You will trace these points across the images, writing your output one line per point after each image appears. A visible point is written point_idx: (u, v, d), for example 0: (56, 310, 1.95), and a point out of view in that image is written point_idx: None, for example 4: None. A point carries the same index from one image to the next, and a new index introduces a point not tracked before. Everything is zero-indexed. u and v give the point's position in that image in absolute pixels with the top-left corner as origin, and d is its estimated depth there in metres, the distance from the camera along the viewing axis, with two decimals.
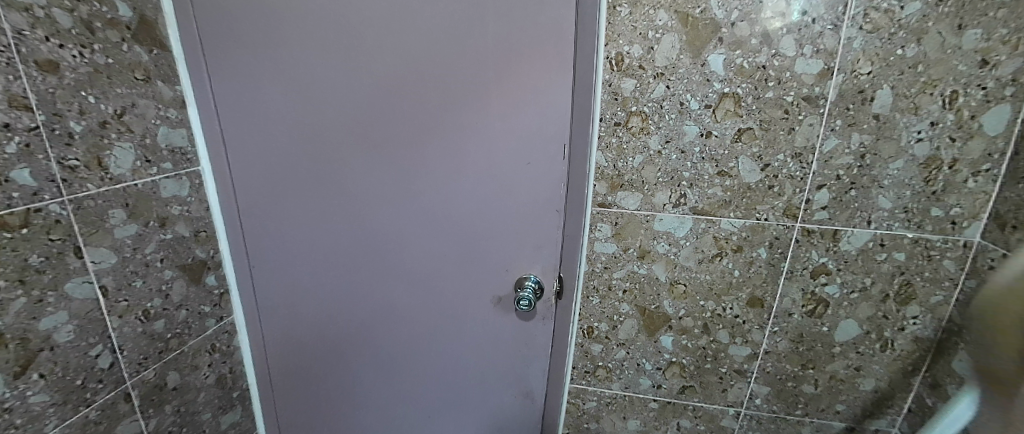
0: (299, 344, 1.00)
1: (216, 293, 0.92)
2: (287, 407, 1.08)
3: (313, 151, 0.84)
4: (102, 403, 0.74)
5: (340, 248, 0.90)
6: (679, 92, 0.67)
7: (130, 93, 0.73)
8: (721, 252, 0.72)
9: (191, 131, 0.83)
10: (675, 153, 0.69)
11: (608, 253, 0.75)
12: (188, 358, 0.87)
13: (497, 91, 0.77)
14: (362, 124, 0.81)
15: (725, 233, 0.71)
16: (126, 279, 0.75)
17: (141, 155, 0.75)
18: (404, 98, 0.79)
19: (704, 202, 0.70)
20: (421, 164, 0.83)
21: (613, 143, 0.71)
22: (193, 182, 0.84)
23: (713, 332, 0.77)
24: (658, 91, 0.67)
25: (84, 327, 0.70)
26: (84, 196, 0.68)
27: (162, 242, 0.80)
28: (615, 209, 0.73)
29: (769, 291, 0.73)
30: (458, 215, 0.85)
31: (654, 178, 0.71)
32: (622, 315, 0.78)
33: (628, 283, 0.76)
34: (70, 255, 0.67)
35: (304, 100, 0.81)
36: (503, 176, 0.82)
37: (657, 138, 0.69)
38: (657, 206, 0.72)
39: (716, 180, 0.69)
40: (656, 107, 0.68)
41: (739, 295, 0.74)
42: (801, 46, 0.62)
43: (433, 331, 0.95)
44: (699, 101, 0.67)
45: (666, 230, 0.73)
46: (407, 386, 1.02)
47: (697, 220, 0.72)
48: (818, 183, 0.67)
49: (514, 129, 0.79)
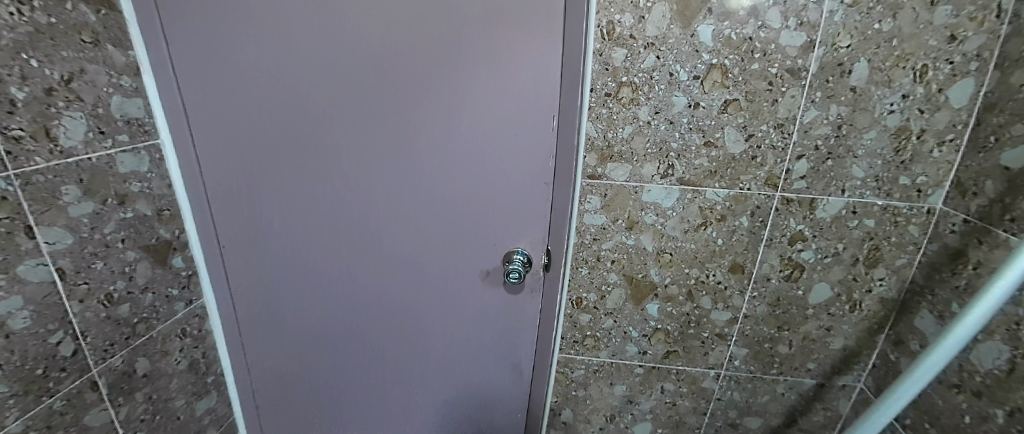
0: (276, 323, 0.97)
1: (184, 275, 0.88)
2: (266, 387, 1.05)
3: (287, 123, 0.80)
4: (66, 393, 0.68)
5: (318, 224, 0.87)
6: (669, 62, 0.67)
7: (78, 57, 0.65)
8: (705, 221, 0.74)
9: (149, 100, 0.77)
10: (664, 123, 0.70)
11: (597, 224, 0.76)
12: (157, 344, 0.84)
13: (483, 61, 0.75)
14: (339, 93, 0.77)
15: (710, 203, 0.73)
16: (85, 261, 0.69)
17: (94, 126, 0.68)
18: (384, 69, 0.76)
19: (690, 172, 0.72)
20: (404, 137, 0.80)
21: (604, 114, 0.70)
22: (154, 157, 0.79)
23: (696, 298, 0.79)
24: (648, 61, 0.67)
25: (41, 313, 0.64)
26: (32, 170, 0.61)
27: (123, 222, 0.74)
28: (605, 180, 0.73)
29: (750, 258, 0.76)
30: (443, 190, 0.83)
31: (642, 150, 0.71)
32: (611, 285, 0.79)
33: (617, 254, 0.77)
34: (20, 235, 0.60)
35: (276, 68, 0.76)
36: (489, 150, 0.80)
37: (646, 109, 0.69)
38: (645, 177, 0.73)
39: (702, 151, 0.71)
40: (645, 78, 0.68)
41: (722, 262, 0.76)
42: (786, 18, 0.63)
43: (416, 307, 0.94)
44: (688, 71, 0.67)
45: (654, 201, 0.74)
46: (389, 362, 1.01)
47: (683, 190, 0.73)
48: (798, 153, 0.70)
49: (500, 99, 0.77)
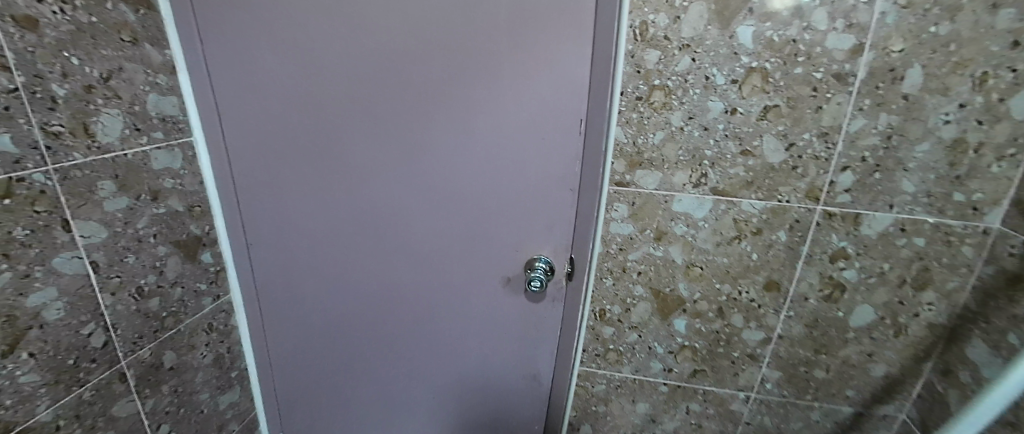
0: (298, 321, 0.98)
1: (212, 271, 0.90)
2: (286, 385, 1.06)
3: (312, 122, 0.80)
4: (96, 383, 0.70)
5: (340, 224, 0.87)
6: (705, 65, 0.63)
7: (117, 55, 0.67)
8: (739, 235, 0.70)
9: (183, 99, 0.79)
10: (698, 129, 0.66)
11: (624, 233, 0.73)
12: (184, 338, 0.85)
13: (509, 64, 0.73)
14: (365, 94, 0.77)
15: (745, 215, 0.69)
16: (118, 255, 0.71)
17: (130, 123, 0.70)
18: (409, 69, 0.75)
19: (725, 182, 0.68)
20: (427, 139, 0.79)
21: (634, 118, 0.67)
22: (187, 154, 0.81)
23: (727, 316, 0.75)
24: (683, 63, 0.64)
25: (75, 305, 0.65)
26: (70, 165, 0.62)
27: (156, 217, 0.76)
28: (634, 188, 0.70)
29: (787, 275, 0.71)
30: (465, 194, 0.82)
31: (674, 157, 0.68)
32: (636, 298, 0.76)
33: (644, 266, 0.74)
34: (57, 228, 0.62)
35: (303, 68, 0.76)
36: (512, 153, 0.78)
37: (680, 114, 0.66)
38: (676, 186, 0.69)
39: (739, 159, 0.67)
40: (678, 81, 0.65)
41: (756, 278, 0.72)
42: (833, 19, 0.59)
43: (435, 310, 0.93)
44: (725, 75, 0.63)
45: (685, 211, 0.70)
46: (407, 364, 1.00)
47: (717, 201, 0.69)
48: (842, 164, 0.65)
49: (526, 101, 0.75)
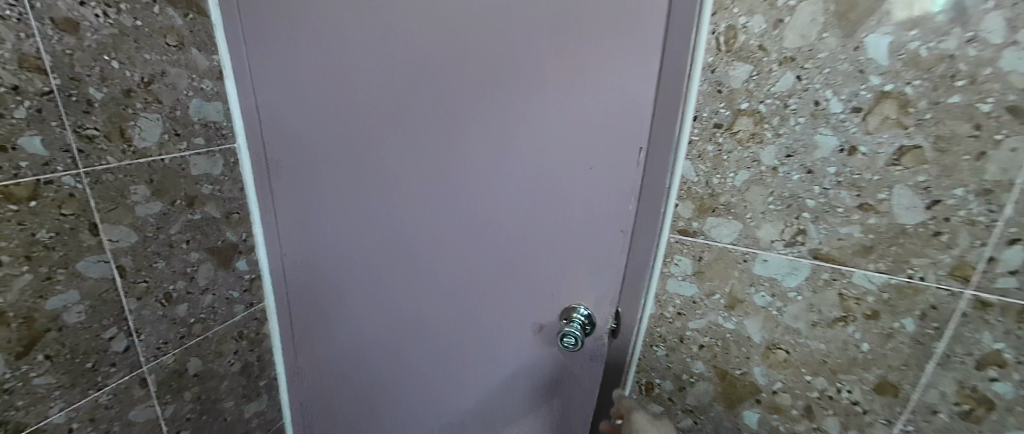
0: (325, 339, 0.94)
1: (247, 279, 0.88)
2: (313, 401, 1.02)
3: (347, 135, 0.75)
4: (114, 388, 0.69)
5: (369, 243, 0.81)
6: (814, 86, 0.49)
7: (161, 60, 0.66)
8: (846, 315, 0.53)
9: (228, 104, 0.77)
10: (798, 171, 0.51)
11: (684, 295, 0.61)
12: (212, 345, 0.84)
13: (557, 80, 0.63)
14: (400, 107, 0.71)
15: (856, 291, 0.52)
16: (147, 260, 0.70)
17: (169, 128, 0.69)
18: (447, 81, 0.67)
19: (831, 245, 0.52)
20: (463, 159, 0.71)
21: (709, 151, 0.56)
22: (228, 161, 0.79)
23: (817, 418, 0.57)
24: (783, 81, 0.50)
25: (97, 309, 0.65)
26: (101, 169, 0.62)
27: (189, 223, 0.75)
28: (702, 239, 0.58)
29: (907, 378, 0.52)
30: (500, 224, 0.72)
31: (762, 205, 0.54)
32: (695, 376, 0.63)
33: (707, 338, 0.61)
34: (84, 231, 0.61)
35: (340, 77, 0.72)
36: (557, 182, 0.67)
37: (773, 149, 0.52)
38: (760, 242, 0.55)
39: (854, 215, 0.50)
40: (776, 105, 0.51)
41: (864, 376, 0.54)
42: (1013, 30, 0.41)
43: (463, 347, 0.84)
44: (842, 99, 0.48)
45: (771, 275, 0.56)
46: (431, 400, 0.91)
47: (817, 267, 0.53)
48: (1008, 235, 0.44)
49: (576, 122, 0.64)
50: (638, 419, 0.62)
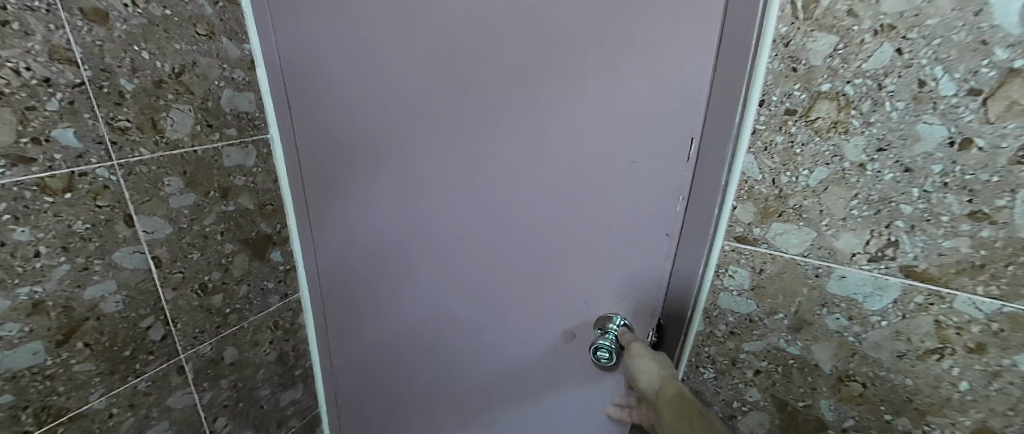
0: (356, 332, 0.93)
1: (282, 270, 0.88)
2: (345, 393, 1.02)
3: (373, 124, 0.72)
4: (152, 375, 0.71)
5: (397, 237, 0.78)
6: (919, 62, 0.39)
7: (190, 50, 0.65)
8: (942, 347, 0.44)
9: (260, 94, 0.76)
10: (893, 169, 0.42)
11: (741, 313, 0.54)
12: (248, 334, 0.85)
13: (596, 63, 0.56)
14: (426, 97, 0.66)
15: (958, 319, 0.43)
16: (182, 251, 0.70)
17: (201, 119, 0.68)
18: (475, 65, 0.62)
19: (931, 261, 0.43)
20: (491, 150, 0.65)
21: (779, 144, 0.47)
22: (261, 152, 0.79)
23: None
24: (879, 55, 0.41)
25: (133, 299, 0.66)
26: (135, 161, 0.62)
27: (223, 214, 0.75)
28: (764, 248, 0.51)
29: (1018, 426, 0.42)
30: (530, 224, 0.66)
31: (843, 211, 0.46)
32: (748, 404, 0.56)
33: (766, 362, 0.54)
34: (120, 223, 0.62)
35: (365, 63, 0.68)
36: (593, 177, 0.60)
37: (862, 142, 0.43)
38: (838, 254, 0.47)
39: (963, 226, 0.41)
40: (868, 86, 0.42)
41: (960, 420, 0.45)
42: None
43: (491, 349, 0.79)
44: (954, 79, 0.38)
45: (849, 294, 0.47)
46: (459, 400, 0.88)
47: (909, 288, 0.44)
48: None
49: (616, 110, 0.56)
50: (636, 349, 0.61)
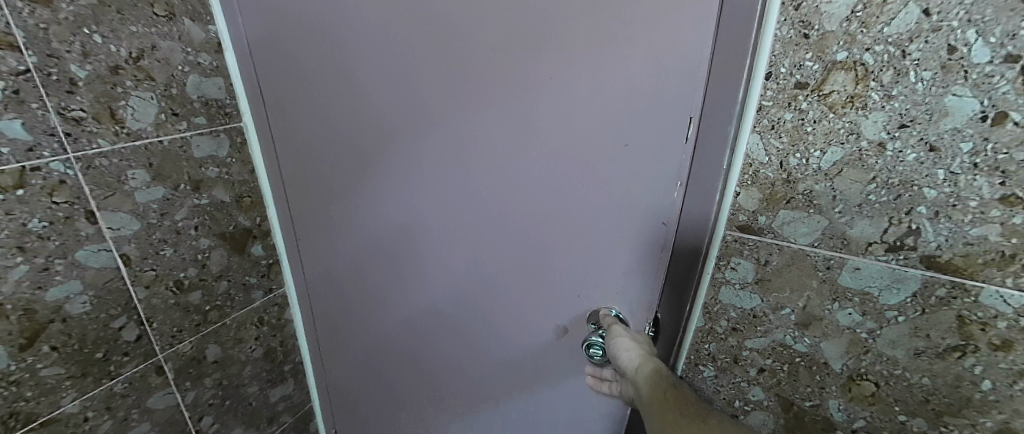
0: (345, 326, 0.90)
1: (264, 264, 0.85)
2: (338, 387, 1.00)
3: (349, 111, 0.67)
4: (129, 377, 0.68)
5: (381, 229, 0.75)
6: (949, 24, 0.35)
7: (149, 32, 0.61)
8: (965, 344, 0.40)
9: (230, 79, 0.72)
10: (916, 149, 0.38)
11: (744, 307, 0.50)
12: (231, 331, 0.82)
13: (585, 39, 0.50)
14: (406, 81, 0.61)
15: (982, 314, 0.39)
16: (153, 248, 0.67)
17: (166, 107, 0.64)
18: (452, 43, 0.57)
19: (954, 252, 0.38)
20: (474, 136, 0.61)
21: (787, 122, 0.43)
22: (234, 141, 0.75)
23: None
24: (903, 18, 0.36)
25: (102, 298, 0.62)
26: (94, 153, 0.58)
27: (196, 208, 0.71)
28: (770, 237, 0.46)
29: None
30: (519, 214, 0.62)
31: (857, 197, 0.41)
32: (751, 403, 0.53)
33: (771, 359, 0.50)
34: (81, 220, 0.58)
35: (335, 44, 0.63)
36: (583, 163, 0.55)
37: (881, 118, 0.39)
38: (850, 245, 0.43)
39: (994, 211, 0.36)
40: (891, 54, 0.37)
41: (981, 421, 0.41)
42: None
43: (483, 343, 0.76)
44: (989, 43, 0.34)
45: (862, 287, 0.43)
46: (452, 394, 0.85)
47: (929, 281, 0.40)
48: None
49: (607, 89, 0.51)
50: (616, 330, 0.59)
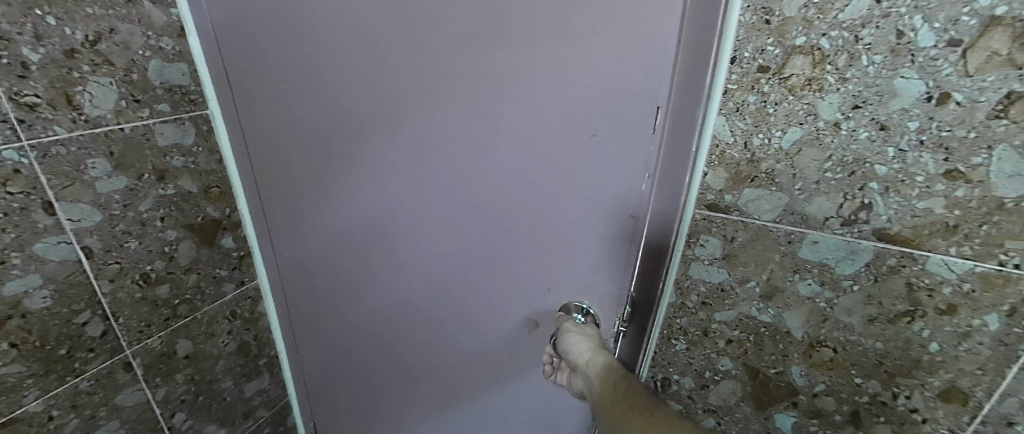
0: (319, 319, 0.89)
1: (236, 256, 0.83)
2: (314, 381, 0.99)
3: (317, 102, 0.66)
4: (95, 374, 0.66)
5: (351, 221, 0.74)
6: (899, 11, 0.37)
7: (107, 14, 0.58)
8: (914, 309, 0.43)
9: (196, 66, 0.70)
10: (868, 128, 0.40)
11: (712, 281, 0.52)
12: (202, 325, 0.80)
13: (555, 29, 0.52)
14: (376, 74, 0.61)
15: (929, 281, 0.41)
16: (117, 240, 0.64)
17: (126, 93, 0.62)
18: (421, 35, 0.57)
19: (903, 224, 0.41)
20: (444, 127, 0.61)
21: (751, 104, 0.45)
22: (201, 130, 0.72)
23: (865, 425, 0.48)
24: (856, 5, 0.38)
25: (63, 293, 0.60)
26: (50, 141, 0.55)
27: (162, 199, 0.69)
28: (736, 215, 0.49)
29: (984, 386, 0.42)
30: (491, 203, 0.64)
31: (815, 175, 0.44)
32: (720, 373, 0.55)
33: (738, 331, 0.53)
34: (38, 210, 0.56)
35: (301, 33, 0.62)
36: (554, 154, 0.58)
37: (837, 100, 0.41)
38: (809, 220, 0.45)
39: (938, 186, 0.39)
40: (845, 39, 0.39)
41: (928, 381, 0.44)
42: None
43: (456, 333, 0.77)
44: (934, 28, 0.36)
45: (821, 260, 0.46)
46: (426, 384, 0.86)
47: (882, 252, 0.43)
48: None
49: (577, 82, 0.53)
50: (568, 326, 0.63)
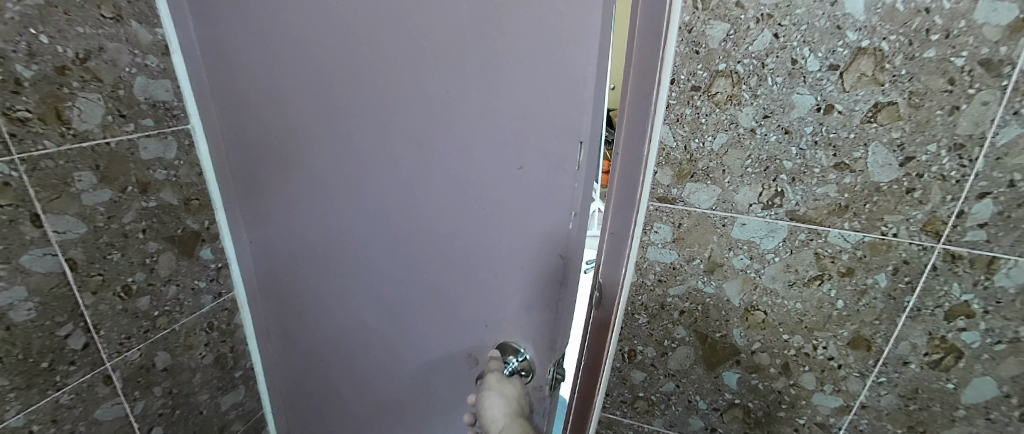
0: (295, 329, 0.91)
1: (213, 268, 0.85)
2: (291, 390, 1.00)
3: (292, 123, 0.72)
4: (75, 387, 0.68)
5: (322, 234, 0.78)
6: (792, 44, 0.48)
7: (94, 33, 0.63)
8: (821, 274, 0.54)
9: (179, 84, 0.75)
10: (775, 132, 0.51)
11: (665, 261, 0.61)
12: (180, 337, 0.82)
13: (486, 67, 0.57)
14: (344, 98, 0.67)
15: (832, 250, 0.52)
16: (100, 252, 0.68)
17: (113, 108, 0.66)
18: (381, 65, 0.63)
19: (808, 206, 0.52)
20: (404, 148, 0.67)
21: (688, 115, 0.54)
22: (182, 143, 0.77)
23: (793, 374, 0.59)
24: (761, 40, 0.49)
25: (47, 306, 0.63)
26: (39, 156, 0.60)
27: (144, 211, 0.73)
28: (681, 205, 0.58)
29: (881, 332, 0.53)
30: (444, 221, 0.69)
31: (740, 169, 0.54)
32: (675, 341, 0.64)
33: (688, 303, 0.62)
34: (26, 223, 0.60)
35: (277, 61, 0.68)
36: (495, 179, 0.63)
37: (753, 111, 0.51)
38: (738, 206, 0.55)
39: (831, 175, 0.50)
40: (754, 65, 0.50)
41: (840, 332, 0.55)
42: None
43: (420, 342, 0.81)
44: (818, 57, 0.47)
45: (749, 238, 0.56)
46: (395, 392, 0.88)
47: (794, 228, 0.53)
48: (979, 189, 0.45)
49: (510, 116, 0.58)
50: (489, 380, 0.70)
